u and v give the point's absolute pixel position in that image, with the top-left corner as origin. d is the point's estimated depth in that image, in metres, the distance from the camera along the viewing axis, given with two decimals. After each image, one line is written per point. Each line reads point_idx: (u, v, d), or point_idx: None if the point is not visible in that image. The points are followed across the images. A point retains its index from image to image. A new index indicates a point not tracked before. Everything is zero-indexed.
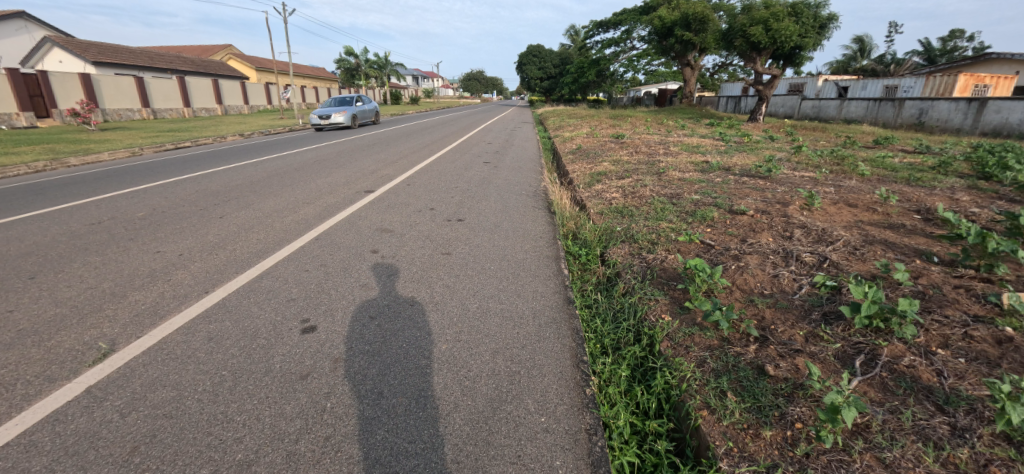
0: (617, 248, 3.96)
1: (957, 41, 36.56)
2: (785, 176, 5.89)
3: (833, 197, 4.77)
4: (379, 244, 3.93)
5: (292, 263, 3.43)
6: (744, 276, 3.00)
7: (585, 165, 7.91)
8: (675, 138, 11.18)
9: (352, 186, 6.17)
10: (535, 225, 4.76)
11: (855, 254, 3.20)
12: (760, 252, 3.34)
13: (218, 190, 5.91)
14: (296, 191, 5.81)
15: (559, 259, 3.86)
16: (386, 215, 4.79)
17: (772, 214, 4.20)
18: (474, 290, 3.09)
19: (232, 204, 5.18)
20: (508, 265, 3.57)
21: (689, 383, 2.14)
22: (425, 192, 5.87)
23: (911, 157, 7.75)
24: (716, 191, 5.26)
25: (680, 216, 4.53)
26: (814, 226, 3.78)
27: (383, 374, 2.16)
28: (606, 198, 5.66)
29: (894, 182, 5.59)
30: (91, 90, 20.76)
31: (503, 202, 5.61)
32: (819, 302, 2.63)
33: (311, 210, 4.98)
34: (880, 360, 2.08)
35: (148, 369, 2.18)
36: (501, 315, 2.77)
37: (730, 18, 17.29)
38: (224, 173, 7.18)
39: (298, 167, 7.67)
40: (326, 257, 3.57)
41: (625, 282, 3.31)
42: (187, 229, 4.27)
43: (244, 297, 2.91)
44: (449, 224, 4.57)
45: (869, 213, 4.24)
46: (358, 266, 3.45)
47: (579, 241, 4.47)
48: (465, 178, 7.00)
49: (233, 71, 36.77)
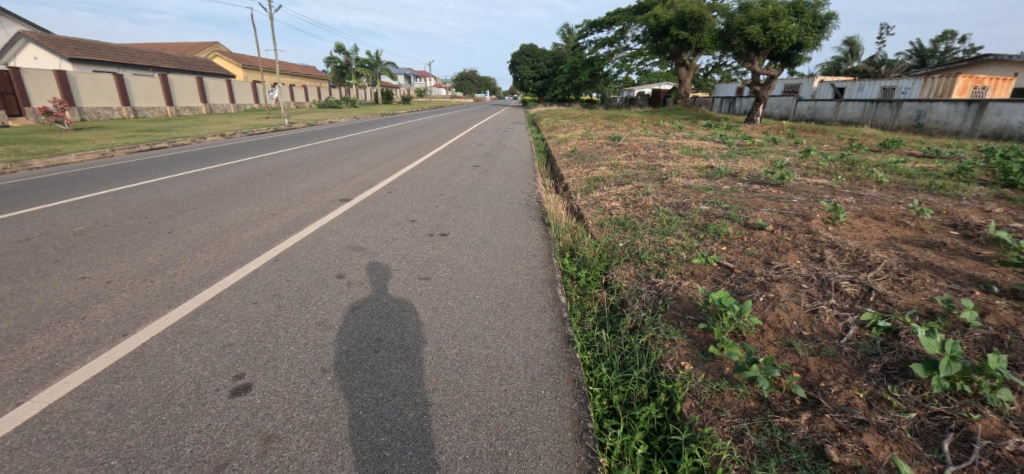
0: (621, 269, 3.48)
1: (948, 42, 36.75)
2: (798, 183, 5.47)
3: (856, 209, 4.32)
4: (348, 266, 3.39)
5: (239, 294, 2.88)
6: (777, 311, 2.53)
7: (581, 169, 7.43)
8: (674, 140, 10.78)
9: (328, 193, 5.62)
10: (528, 240, 4.26)
11: (901, 282, 2.73)
12: (790, 279, 2.85)
13: (177, 198, 5.34)
14: (264, 200, 5.27)
15: (555, 282, 3.36)
16: (361, 229, 4.26)
17: (793, 230, 3.73)
18: (454, 328, 2.57)
19: (186, 216, 4.60)
20: (497, 294, 3.05)
21: (726, 468, 1.63)
22: (407, 201, 5.34)
23: (924, 162, 7.38)
24: (726, 201, 4.80)
25: (689, 230, 4.05)
26: (845, 246, 3.31)
27: (327, 462, 1.63)
28: (605, 207, 5.18)
29: (915, 191, 5.19)
30: (66, 87, 19.91)
31: (493, 212, 5.09)
32: (874, 351, 2.15)
33: (275, 223, 4.41)
34: (976, 443, 1.58)
35: (12, 459, 1.63)
36: (485, 364, 2.26)
37: (726, 17, 16.92)
38: (188, 178, 6.58)
39: (273, 171, 7.08)
40: (283, 284, 3.03)
41: (633, 315, 2.82)
42: (127, 249, 3.69)
43: (168, 343, 2.36)
44: (431, 239, 4.06)
45: (900, 228, 3.80)
46: (318, 295, 2.91)
47: (577, 259, 3.98)
48: (452, 184, 6.47)
49: (218, 69, 35.78)
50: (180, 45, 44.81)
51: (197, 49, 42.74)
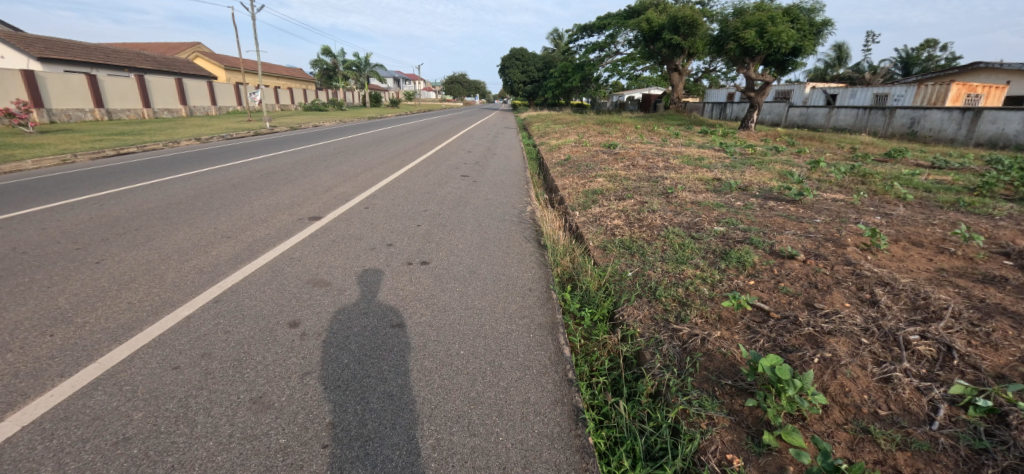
0: (633, 308, 2.94)
1: (931, 50, 37.29)
2: (815, 199, 5.02)
3: (890, 232, 3.86)
4: (304, 311, 2.76)
5: (158, 357, 2.26)
6: (840, 380, 2.00)
7: (577, 180, 6.92)
8: (672, 148, 10.38)
9: (296, 210, 5.00)
10: (523, 269, 3.71)
11: (979, 336, 2.23)
12: (845, 330, 2.33)
13: (122, 216, 4.67)
14: (221, 218, 4.63)
15: (556, 328, 2.78)
16: (328, 256, 3.65)
17: (828, 260, 3.24)
18: (431, 405, 1.99)
19: (124, 240, 3.95)
20: (488, 347, 2.47)
21: None
22: (384, 220, 4.75)
23: (938, 174, 7.00)
24: (743, 221, 4.31)
25: (707, 258, 3.54)
26: (896, 283, 2.81)
27: None
28: (606, 225, 4.66)
29: (941, 208, 4.77)
30: (33, 88, 18.84)
31: (481, 233, 4.52)
32: (983, 446, 1.63)
33: (229, 248, 3.79)
34: None
35: None
36: (471, 463, 1.69)
37: (721, 22, 16.60)
38: (143, 190, 5.90)
39: (239, 182, 6.42)
40: (219, 340, 2.41)
41: (654, 375, 2.28)
42: (38, 286, 3.04)
43: (42, 439, 1.74)
44: (410, 270, 3.49)
45: (946, 257, 3.34)
46: (258, 354, 2.29)
47: (578, 292, 3.43)
48: (437, 198, 5.89)
49: (198, 70, 34.63)
50: (160, 45, 43.42)
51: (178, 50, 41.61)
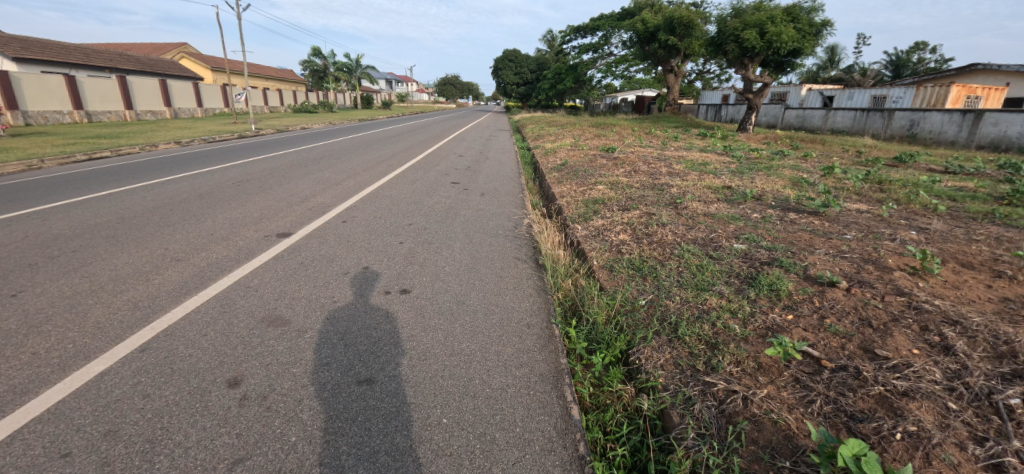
0: (651, 349, 2.46)
1: (921, 53, 37.56)
2: (839, 211, 4.56)
3: (934, 252, 3.42)
4: (251, 365, 2.21)
5: (44, 440, 1.71)
6: (937, 467, 1.51)
7: (576, 188, 6.45)
8: (673, 152, 9.97)
9: (263, 225, 4.47)
10: (519, 297, 3.21)
11: None
12: (925, 392, 1.86)
13: (62, 235, 4.10)
14: (176, 237, 4.08)
15: (561, 378, 2.29)
16: (292, 285, 3.13)
17: (876, 288, 2.78)
18: None
19: (55, 266, 3.39)
20: (480, 413, 1.97)
21: None
22: (363, 237, 4.23)
23: (956, 180, 6.62)
24: (764, 237, 3.86)
25: (732, 284, 3.07)
26: (967, 321, 2.35)
27: None
28: (611, 240, 4.19)
29: (976, 220, 4.36)
30: (8, 89, 18.06)
31: (472, 252, 4.03)
32: None
33: (177, 274, 3.26)
34: None
35: None
36: None
37: (720, 21, 16.26)
38: (97, 201, 5.34)
39: (207, 192, 5.86)
40: (133, 411, 1.87)
41: (687, 449, 1.79)
42: None
43: None
44: (386, 303, 2.96)
45: (1006, 283, 2.90)
46: (180, 432, 1.76)
47: (584, 326, 2.94)
48: (424, 209, 5.39)
49: (184, 71, 33.74)
50: (146, 45, 42.43)
51: (165, 51, 40.76)
